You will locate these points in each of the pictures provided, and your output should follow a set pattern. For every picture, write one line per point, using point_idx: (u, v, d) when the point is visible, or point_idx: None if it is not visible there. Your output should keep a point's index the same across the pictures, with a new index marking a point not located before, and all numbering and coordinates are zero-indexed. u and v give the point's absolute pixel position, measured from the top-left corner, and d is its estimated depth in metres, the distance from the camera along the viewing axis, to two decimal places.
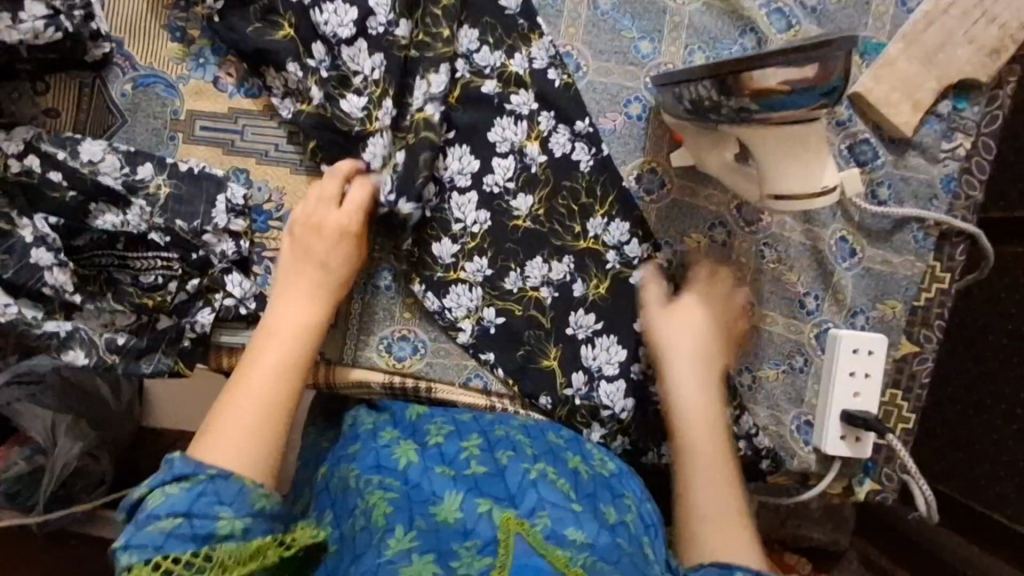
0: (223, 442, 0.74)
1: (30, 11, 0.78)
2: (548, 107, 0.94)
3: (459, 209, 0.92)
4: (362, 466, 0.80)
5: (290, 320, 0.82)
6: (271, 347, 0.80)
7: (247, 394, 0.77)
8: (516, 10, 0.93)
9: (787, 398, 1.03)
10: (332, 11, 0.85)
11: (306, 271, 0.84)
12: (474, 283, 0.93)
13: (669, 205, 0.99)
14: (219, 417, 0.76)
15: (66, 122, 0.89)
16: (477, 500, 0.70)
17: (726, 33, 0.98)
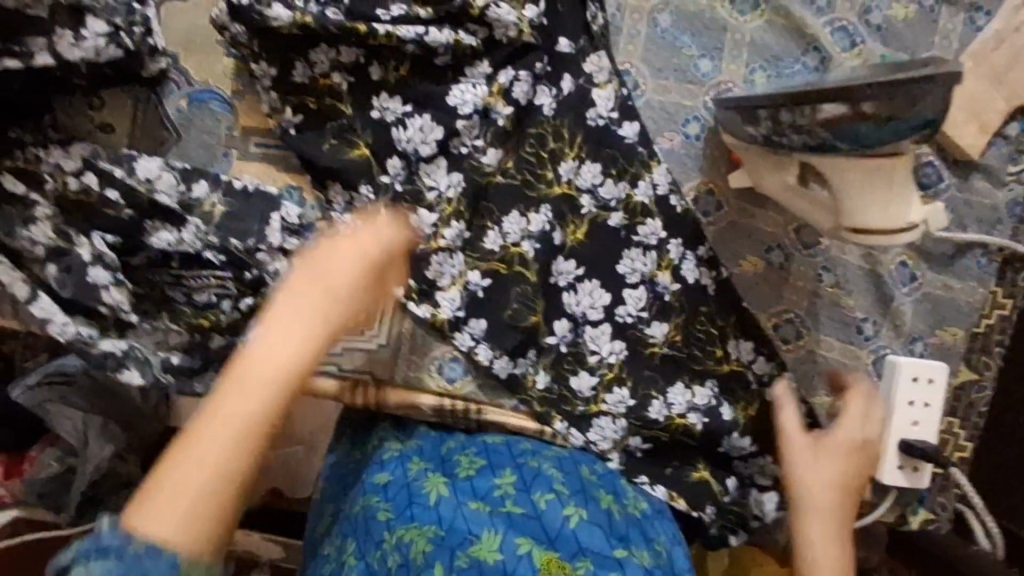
0: (162, 505, 0.55)
1: (92, 29, 0.77)
2: (676, 236, 0.97)
3: (594, 341, 0.97)
4: (393, 502, 0.79)
5: (275, 356, 0.60)
6: (236, 415, 0.57)
7: (206, 451, 0.56)
8: (635, 139, 0.94)
9: None
10: (416, 128, 0.90)
11: (297, 326, 0.61)
12: (617, 414, 0.98)
13: (726, 226, 0.98)
14: (172, 462, 0.56)
15: (119, 138, 0.88)
16: (517, 540, 0.71)
17: (789, 52, 0.95)
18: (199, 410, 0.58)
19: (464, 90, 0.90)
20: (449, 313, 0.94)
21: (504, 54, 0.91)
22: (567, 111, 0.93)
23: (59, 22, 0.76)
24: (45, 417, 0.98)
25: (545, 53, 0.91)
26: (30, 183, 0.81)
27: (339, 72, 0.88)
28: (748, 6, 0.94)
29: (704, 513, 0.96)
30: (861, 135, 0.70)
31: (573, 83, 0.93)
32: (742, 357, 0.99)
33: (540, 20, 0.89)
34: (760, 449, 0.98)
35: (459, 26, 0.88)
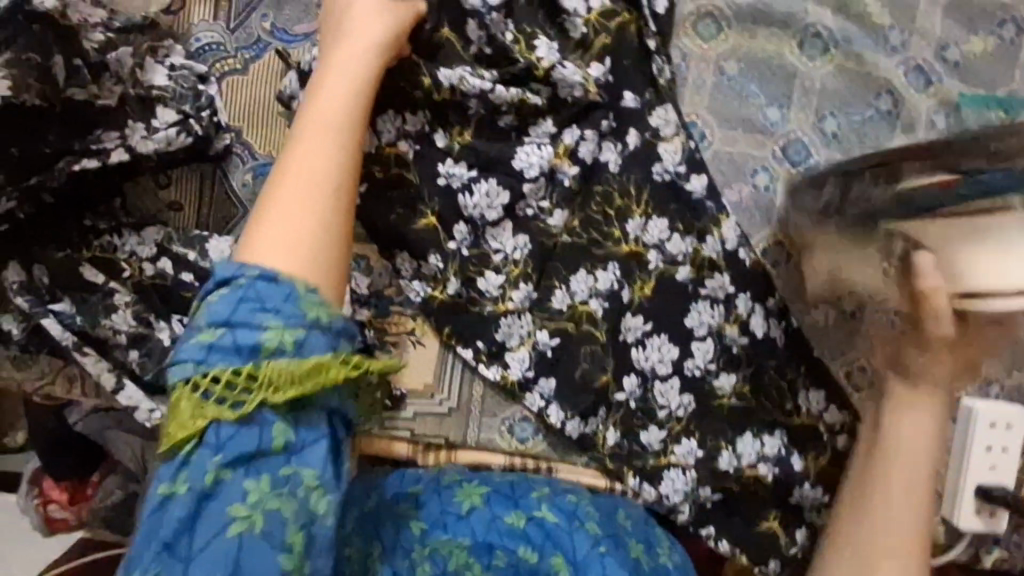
0: (270, 235, 0.66)
1: (163, 118, 0.77)
2: (745, 289, 0.95)
3: (663, 395, 0.96)
4: (425, 513, 0.83)
5: (335, 101, 0.73)
6: (319, 142, 0.71)
7: (301, 201, 0.68)
8: (703, 194, 0.92)
9: None
10: (483, 194, 0.90)
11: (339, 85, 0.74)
12: (686, 465, 0.97)
13: (796, 277, 0.95)
14: (274, 211, 0.68)
15: (188, 216, 0.87)
16: (550, 560, 0.81)
17: (858, 96, 0.90)
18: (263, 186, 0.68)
19: (530, 153, 0.90)
20: (518, 374, 0.94)
21: (570, 114, 0.90)
22: (635, 164, 0.91)
23: (130, 113, 0.76)
24: (103, 440, 1.09)
25: (611, 110, 0.90)
26: (109, 272, 0.82)
27: (406, 139, 0.89)
28: (817, 50, 0.90)
29: (768, 566, 0.98)
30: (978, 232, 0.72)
31: (639, 137, 0.91)
32: (813, 409, 0.98)
33: (606, 77, 0.88)
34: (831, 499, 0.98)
35: (528, 87, 0.88)
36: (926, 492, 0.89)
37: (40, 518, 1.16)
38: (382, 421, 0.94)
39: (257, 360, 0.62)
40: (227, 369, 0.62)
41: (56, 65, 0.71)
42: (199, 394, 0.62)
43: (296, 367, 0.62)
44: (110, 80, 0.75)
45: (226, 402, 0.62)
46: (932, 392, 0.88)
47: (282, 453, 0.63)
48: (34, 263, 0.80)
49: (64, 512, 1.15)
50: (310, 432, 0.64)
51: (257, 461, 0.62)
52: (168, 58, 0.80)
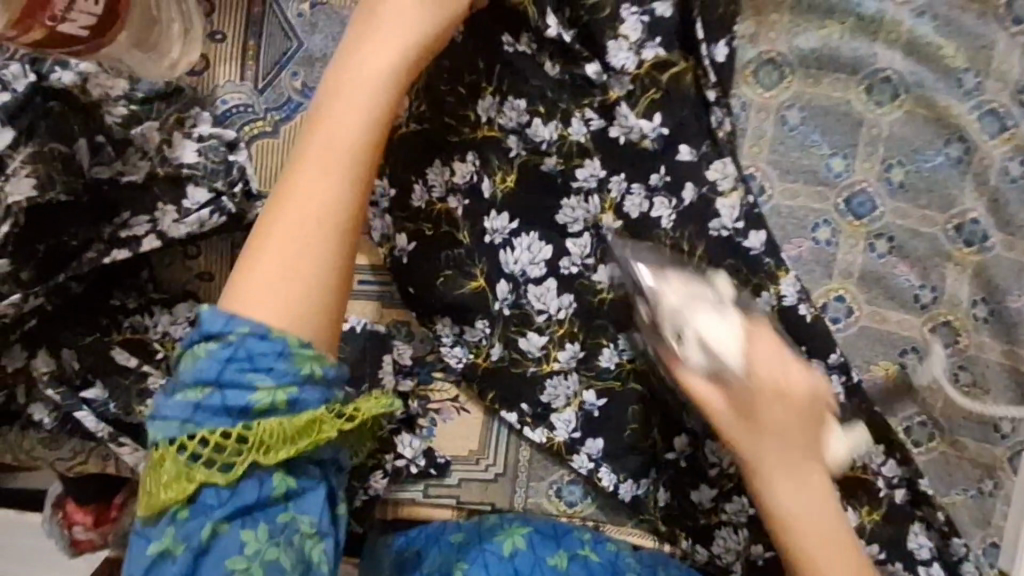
0: (264, 280, 0.58)
1: (193, 199, 0.72)
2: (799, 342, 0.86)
3: (715, 454, 0.85)
4: (469, 558, 0.78)
5: (350, 114, 0.63)
6: (323, 165, 0.61)
7: (298, 239, 0.59)
8: (761, 249, 0.84)
9: (971, 521, 0.91)
10: (524, 247, 0.85)
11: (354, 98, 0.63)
12: (739, 524, 0.86)
13: (857, 333, 0.90)
14: (271, 252, 0.59)
15: (219, 285, 0.83)
16: None
17: (929, 142, 0.85)
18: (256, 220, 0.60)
19: (574, 207, 0.85)
20: (564, 436, 0.89)
21: (619, 154, 0.84)
22: (690, 219, 0.84)
23: (160, 194, 0.71)
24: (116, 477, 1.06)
25: (663, 162, 0.83)
26: (142, 355, 0.78)
27: (454, 194, 0.85)
28: (886, 96, 0.85)
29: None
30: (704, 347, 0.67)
31: (695, 191, 0.84)
32: (870, 465, 0.87)
33: (659, 130, 0.82)
34: (889, 556, 0.88)
35: (569, 119, 0.83)
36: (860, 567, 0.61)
37: (67, 540, 1.10)
38: (427, 489, 0.89)
39: (249, 420, 0.56)
40: (216, 431, 0.55)
41: (80, 150, 0.67)
42: (186, 455, 0.55)
43: (289, 425, 0.56)
44: (135, 155, 0.70)
45: (215, 464, 0.55)
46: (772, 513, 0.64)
47: (283, 500, 0.57)
48: (63, 349, 0.75)
49: (89, 532, 1.10)
50: (310, 480, 0.59)
51: (255, 511, 0.56)
52: (196, 128, 0.74)
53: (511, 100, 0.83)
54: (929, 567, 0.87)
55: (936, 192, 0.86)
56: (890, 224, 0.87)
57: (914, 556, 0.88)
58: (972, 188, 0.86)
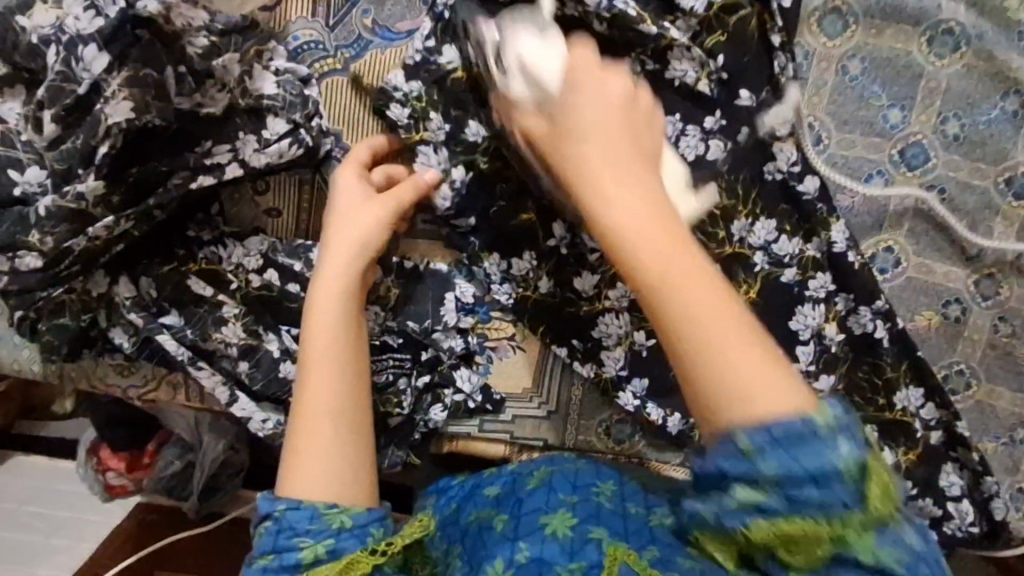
0: (308, 469, 0.66)
1: (273, 129, 0.74)
2: (846, 289, 0.91)
3: None
4: (504, 508, 0.75)
5: (334, 288, 0.72)
6: (330, 349, 0.69)
7: (319, 420, 0.67)
8: (815, 195, 0.87)
9: (1002, 469, 0.95)
10: None
11: (334, 292, 0.72)
12: None
13: (903, 283, 0.93)
14: (298, 436, 0.67)
15: (288, 220, 0.85)
16: (590, 525, 0.68)
17: (987, 96, 0.87)
18: (289, 425, 0.67)
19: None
20: (613, 372, 0.90)
21: (671, 94, 0.85)
22: (745, 164, 0.86)
23: (241, 125, 0.74)
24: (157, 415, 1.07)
25: (719, 107, 0.85)
26: (217, 285, 0.81)
27: None
28: (948, 48, 0.86)
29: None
30: (532, 81, 0.69)
31: (751, 135, 0.86)
32: (911, 407, 0.93)
33: (720, 73, 0.84)
34: (920, 493, 0.93)
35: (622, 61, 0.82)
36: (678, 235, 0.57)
37: (101, 484, 1.16)
38: (482, 424, 0.92)
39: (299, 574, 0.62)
40: None
41: (169, 78, 0.69)
42: None
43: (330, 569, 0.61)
44: (214, 87, 0.72)
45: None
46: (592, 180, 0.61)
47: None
48: (141, 276, 0.79)
49: (122, 479, 1.16)
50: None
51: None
52: (272, 61, 0.76)
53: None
54: (958, 503, 0.93)
55: (990, 144, 0.88)
56: (943, 176, 0.89)
57: (944, 493, 0.94)
58: None
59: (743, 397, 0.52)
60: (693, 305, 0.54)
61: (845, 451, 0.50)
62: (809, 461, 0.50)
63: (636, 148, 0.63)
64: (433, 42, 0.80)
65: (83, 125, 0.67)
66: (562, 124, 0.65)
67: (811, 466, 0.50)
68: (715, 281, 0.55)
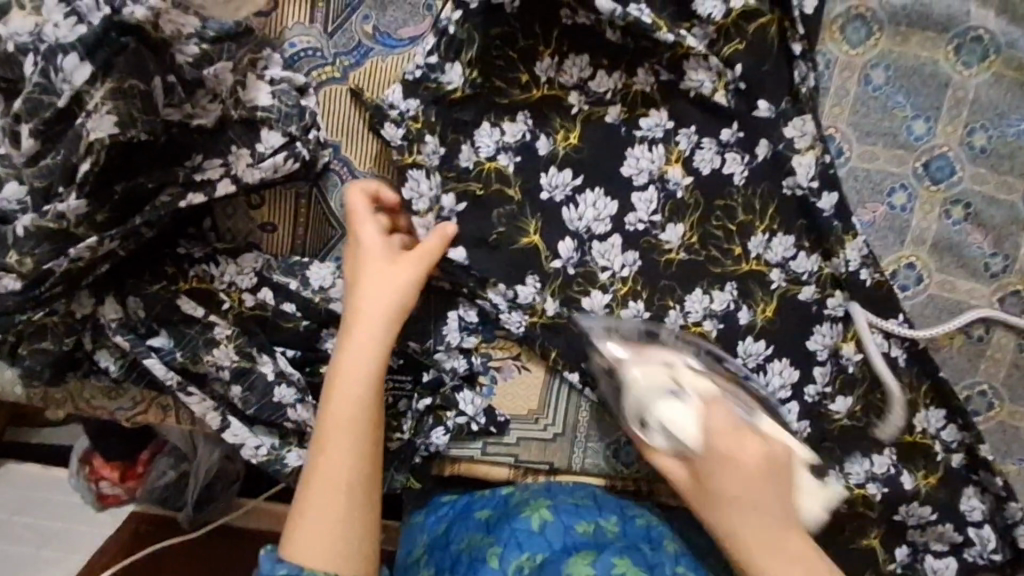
0: (311, 536, 0.65)
1: (268, 143, 0.70)
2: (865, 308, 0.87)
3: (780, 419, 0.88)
4: (498, 536, 0.79)
5: (358, 365, 0.71)
6: (350, 422, 0.69)
7: (331, 490, 0.67)
8: (832, 212, 0.84)
9: None
10: (591, 204, 0.82)
11: (363, 356, 0.71)
12: None
13: (925, 300, 0.89)
14: (303, 498, 0.67)
15: (284, 235, 0.82)
16: (613, 560, 0.75)
17: (1016, 107, 0.83)
18: (299, 489, 0.67)
19: (638, 157, 0.81)
20: None
21: (686, 106, 0.81)
22: (763, 177, 0.82)
23: (233, 137, 0.70)
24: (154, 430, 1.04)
25: (736, 118, 0.81)
26: (208, 305, 0.77)
27: (505, 152, 0.80)
28: (976, 57, 0.82)
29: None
30: (676, 442, 0.70)
31: (770, 148, 0.82)
32: (930, 429, 0.90)
33: (737, 83, 0.79)
34: (939, 518, 0.91)
35: (634, 70, 0.79)
36: (813, 554, 0.64)
37: (93, 494, 1.14)
38: (485, 447, 0.88)
39: None
40: None
41: (156, 90, 0.64)
42: None
43: None
44: (205, 97, 0.68)
45: None
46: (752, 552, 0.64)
47: None
48: (128, 297, 0.75)
49: (115, 488, 1.14)
50: None
51: None
52: (267, 70, 0.72)
53: (571, 58, 0.79)
54: (979, 529, 0.90)
55: (1019, 157, 0.84)
56: (969, 190, 0.86)
57: (965, 518, 0.91)
58: None
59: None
60: (783, 565, 0.63)
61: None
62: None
63: (768, 480, 0.66)
64: (434, 58, 0.75)
65: (63, 140, 0.63)
66: (699, 472, 0.68)
67: None
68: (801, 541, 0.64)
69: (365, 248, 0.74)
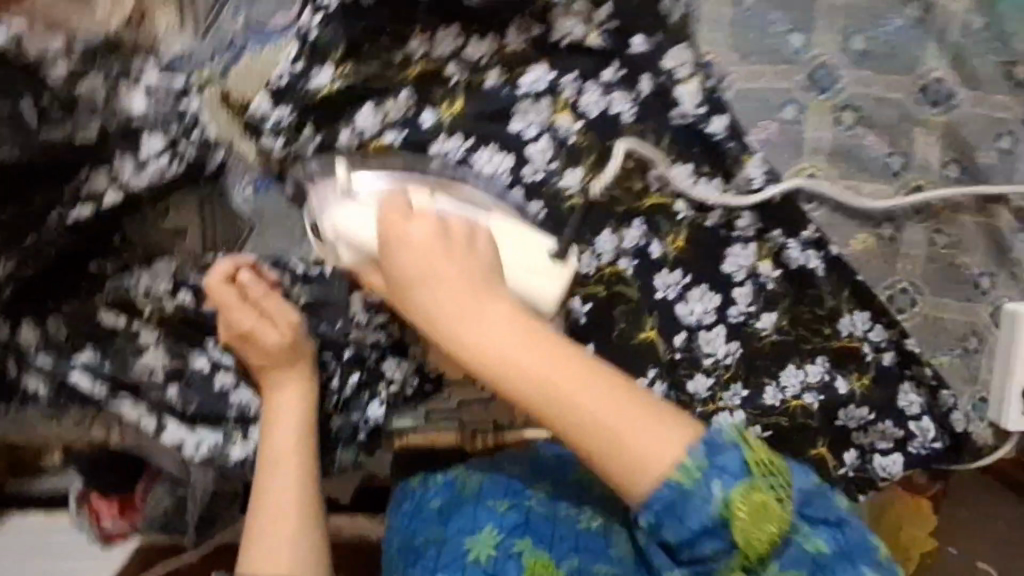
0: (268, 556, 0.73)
1: (149, 149, 0.74)
2: (777, 225, 0.89)
3: (708, 344, 0.90)
4: (441, 527, 0.79)
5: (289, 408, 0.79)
6: (291, 455, 0.78)
7: (280, 514, 0.75)
8: (724, 134, 0.85)
9: (961, 379, 0.96)
10: (487, 160, 0.82)
11: (290, 404, 0.80)
12: (733, 407, 0.91)
13: (832, 210, 0.91)
14: (261, 530, 0.74)
15: (192, 239, 0.82)
16: (514, 540, 0.75)
17: (889, 6, 0.85)
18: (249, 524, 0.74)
19: (526, 110, 0.83)
20: None
21: (563, 56, 0.82)
22: (651, 113, 0.84)
23: (115, 149, 0.73)
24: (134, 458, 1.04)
25: (615, 58, 0.83)
26: (130, 313, 0.79)
27: (391, 129, 0.81)
28: None
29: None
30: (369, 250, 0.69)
31: (652, 83, 0.83)
32: (857, 332, 0.93)
33: (609, 24, 0.81)
34: (878, 416, 0.93)
35: (505, 30, 0.81)
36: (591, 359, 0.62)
37: (96, 534, 1.08)
38: (427, 414, 0.91)
39: None
40: None
41: (26, 112, 0.69)
42: None
43: None
44: (84, 113, 0.72)
45: None
46: (530, 362, 0.61)
47: None
48: (48, 317, 0.77)
49: (119, 524, 1.07)
50: None
51: None
52: (142, 78, 0.74)
53: (441, 32, 0.80)
54: (920, 422, 0.93)
55: (899, 54, 0.86)
56: (856, 95, 0.87)
57: (904, 413, 0.93)
58: (933, 46, 0.86)
59: (616, 433, 0.60)
60: (534, 368, 0.61)
61: (716, 486, 0.59)
62: (693, 519, 0.59)
63: (476, 283, 0.64)
64: (300, 65, 0.77)
65: None
66: (394, 297, 0.67)
67: (695, 524, 0.59)
68: (565, 350, 0.62)
69: (260, 334, 0.78)
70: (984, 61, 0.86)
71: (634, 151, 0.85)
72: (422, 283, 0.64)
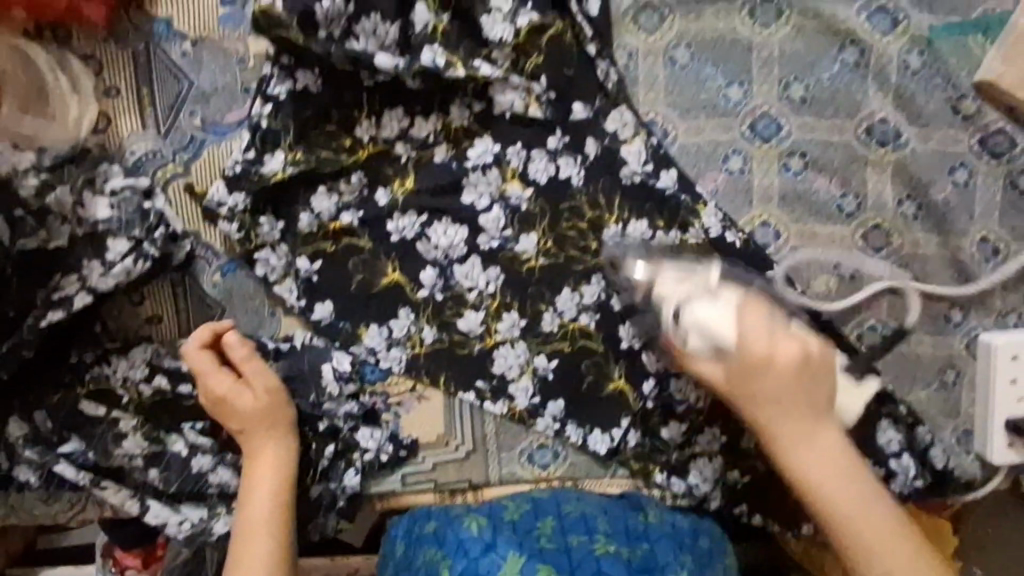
0: None
1: (115, 250, 0.78)
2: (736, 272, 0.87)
3: (681, 391, 0.86)
4: (452, 555, 0.79)
5: (263, 473, 0.82)
6: (262, 519, 0.80)
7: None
8: (674, 188, 0.87)
9: (942, 414, 0.90)
10: (442, 233, 0.86)
11: (263, 468, 0.82)
12: (713, 452, 0.87)
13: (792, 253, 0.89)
14: None
15: (169, 324, 0.88)
16: (537, 565, 0.76)
17: (823, 54, 0.87)
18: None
19: (475, 183, 0.86)
20: (526, 403, 0.88)
21: (506, 128, 0.86)
22: (597, 174, 0.86)
23: (83, 252, 0.78)
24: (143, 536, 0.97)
25: (557, 126, 0.86)
26: (108, 403, 0.83)
27: (348, 210, 0.86)
28: (771, 16, 0.87)
29: (801, 530, 0.88)
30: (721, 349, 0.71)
31: (598, 145, 0.86)
32: None
33: (547, 93, 0.84)
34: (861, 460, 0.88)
35: (449, 108, 0.86)
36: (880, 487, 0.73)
37: None
38: (404, 478, 0.90)
39: None
40: None
41: None
42: None
43: None
44: (56, 221, 0.77)
45: None
46: (875, 495, 0.72)
47: None
48: (34, 412, 0.82)
49: None
50: None
51: None
52: (108, 183, 0.80)
53: (388, 114, 0.85)
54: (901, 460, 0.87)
55: (840, 98, 0.87)
56: (801, 141, 0.88)
57: (886, 451, 0.88)
58: (875, 89, 0.87)
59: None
60: (868, 538, 0.71)
61: None
62: None
63: (815, 400, 0.73)
64: (252, 153, 0.82)
65: None
66: (738, 399, 0.73)
67: None
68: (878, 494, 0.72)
69: (235, 399, 0.82)
70: (928, 98, 0.87)
71: (585, 212, 0.87)
72: (781, 407, 0.72)
